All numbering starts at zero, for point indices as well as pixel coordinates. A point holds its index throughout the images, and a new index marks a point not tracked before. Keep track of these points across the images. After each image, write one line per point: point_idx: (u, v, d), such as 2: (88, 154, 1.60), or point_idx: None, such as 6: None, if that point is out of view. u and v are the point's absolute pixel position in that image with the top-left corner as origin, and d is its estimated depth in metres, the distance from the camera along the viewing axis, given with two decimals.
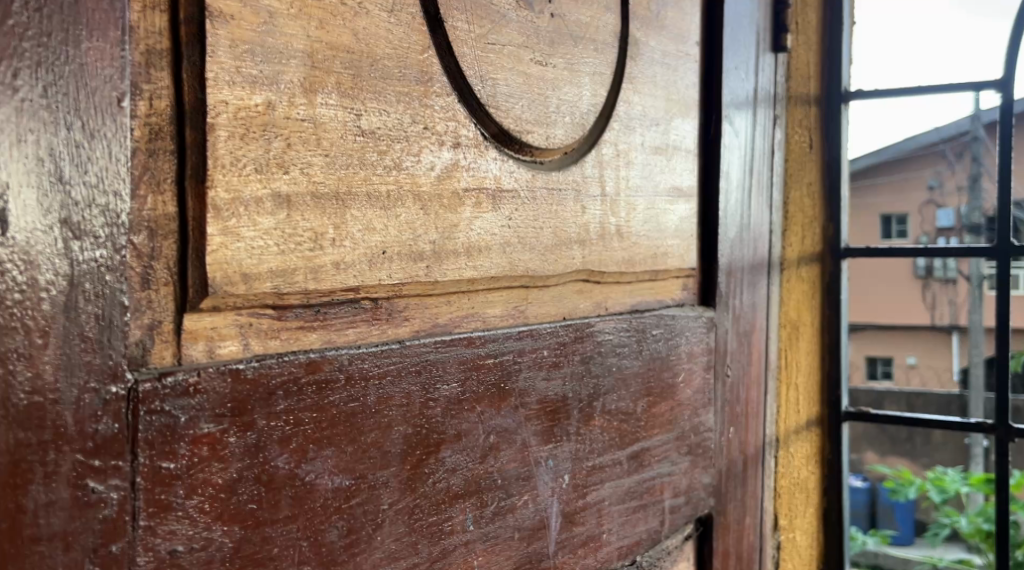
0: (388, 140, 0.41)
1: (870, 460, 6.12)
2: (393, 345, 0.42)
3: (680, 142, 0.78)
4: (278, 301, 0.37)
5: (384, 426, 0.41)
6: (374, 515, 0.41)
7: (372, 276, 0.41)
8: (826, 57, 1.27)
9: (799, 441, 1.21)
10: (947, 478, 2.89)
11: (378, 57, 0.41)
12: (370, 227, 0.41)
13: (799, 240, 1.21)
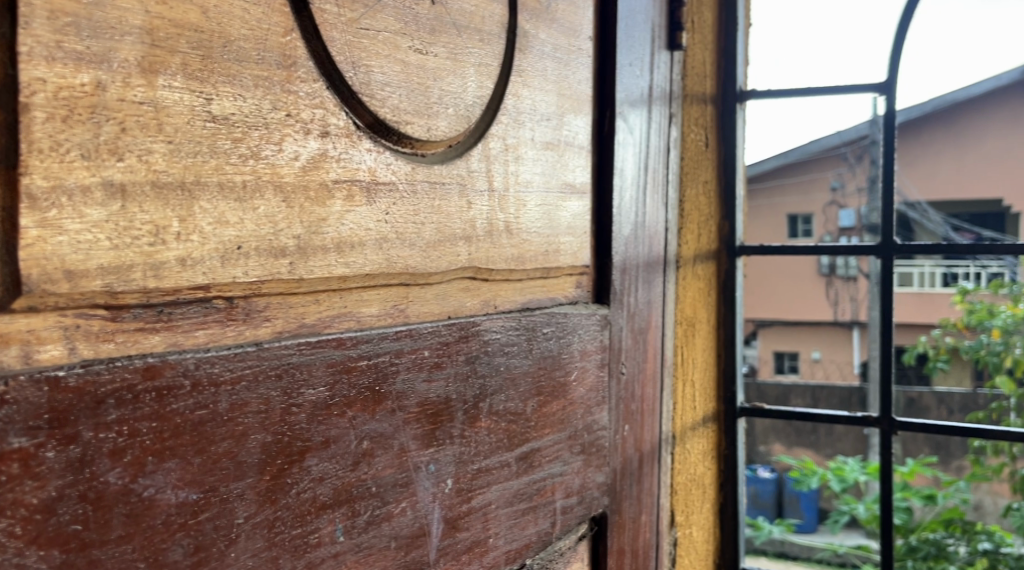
0: (244, 128, 0.39)
1: (777, 452, 6.22)
2: (248, 348, 0.40)
3: (572, 139, 0.78)
4: (111, 301, 0.35)
5: (238, 434, 0.39)
6: (227, 530, 0.39)
7: (225, 273, 0.39)
8: (720, 57, 1.29)
9: (695, 437, 1.22)
10: (846, 468, 3.02)
11: (232, 37, 0.38)
12: (223, 221, 0.38)
13: (695, 237, 1.22)
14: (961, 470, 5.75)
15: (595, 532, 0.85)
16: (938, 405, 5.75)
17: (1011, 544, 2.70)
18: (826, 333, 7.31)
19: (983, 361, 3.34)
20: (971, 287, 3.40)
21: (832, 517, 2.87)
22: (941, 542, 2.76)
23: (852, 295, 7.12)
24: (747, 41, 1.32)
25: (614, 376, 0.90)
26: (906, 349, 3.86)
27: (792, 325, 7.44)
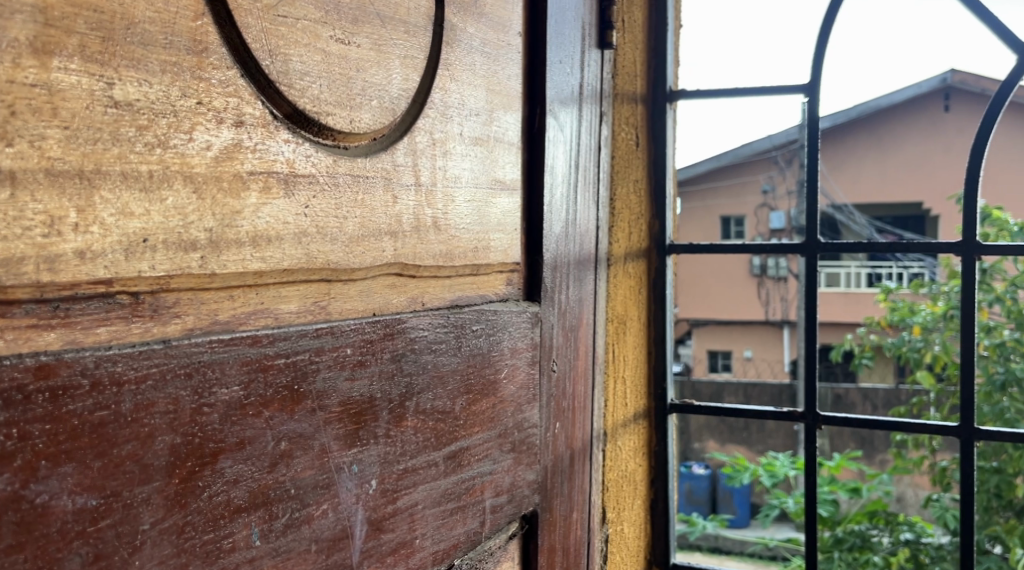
0: (151, 114, 0.38)
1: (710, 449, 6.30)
2: (155, 345, 0.38)
3: (502, 134, 0.77)
4: (1, 295, 0.33)
5: (143, 436, 0.37)
6: (131, 537, 0.37)
7: (129, 268, 0.37)
8: (650, 57, 1.30)
9: (626, 434, 1.23)
10: (777, 464, 3.08)
11: (137, 20, 0.37)
12: (127, 212, 0.37)
13: (626, 235, 1.23)
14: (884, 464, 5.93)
15: (525, 531, 0.85)
16: (863, 401, 5.90)
17: (932, 534, 2.78)
18: (757, 332, 7.44)
19: (903, 358, 3.40)
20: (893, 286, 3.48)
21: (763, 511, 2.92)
22: (866, 533, 2.84)
23: (782, 294, 7.23)
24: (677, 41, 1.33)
25: (545, 374, 0.90)
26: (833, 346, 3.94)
27: (726, 324, 7.55)
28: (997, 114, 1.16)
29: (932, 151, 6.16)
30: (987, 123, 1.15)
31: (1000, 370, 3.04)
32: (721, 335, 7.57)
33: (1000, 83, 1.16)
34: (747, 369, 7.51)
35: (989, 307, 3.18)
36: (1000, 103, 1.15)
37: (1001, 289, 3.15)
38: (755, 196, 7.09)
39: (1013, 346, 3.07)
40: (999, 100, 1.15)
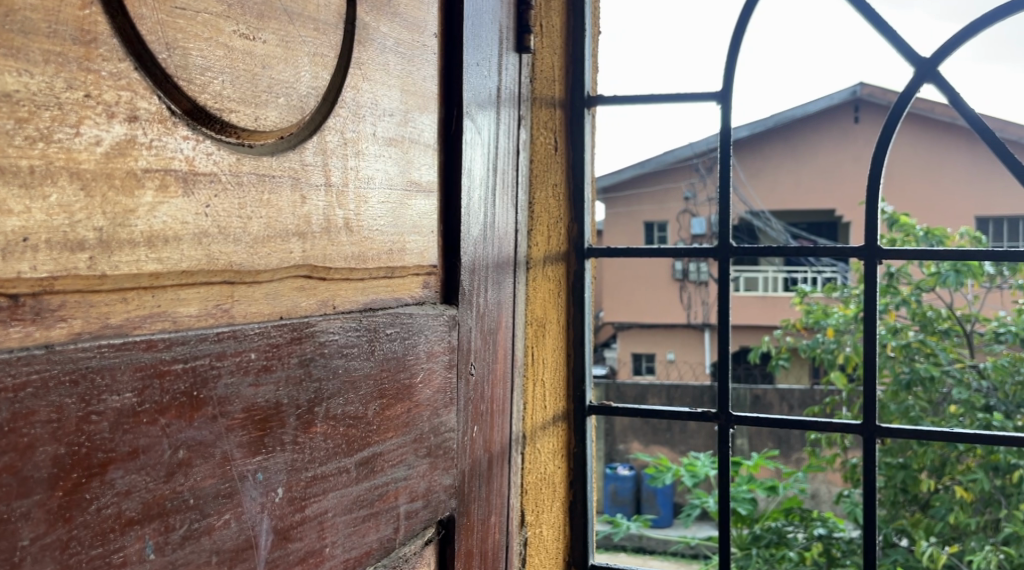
0: (32, 107, 0.36)
1: (635, 450, 6.39)
2: (36, 350, 0.37)
3: (417, 136, 0.76)
4: None
5: (23, 446, 0.36)
6: (10, 553, 0.36)
7: (9, 270, 0.36)
8: (568, 62, 1.31)
9: (545, 436, 1.23)
10: (698, 464, 3.13)
11: (17, 9, 0.36)
12: (5, 209, 0.36)
13: (545, 237, 1.23)
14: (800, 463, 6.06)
15: (442, 536, 0.84)
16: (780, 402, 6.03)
17: (844, 529, 2.86)
18: (679, 335, 7.55)
19: (818, 358, 3.48)
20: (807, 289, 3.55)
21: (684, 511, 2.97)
22: (782, 530, 2.91)
23: (703, 298, 7.39)
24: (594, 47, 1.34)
25: (463, 376, 0.89)
26: (751, 348, 4.01)
27: (650, 327, 7.63)
28: (896, 123, 1.20)
29: (843, 160, 6.44)
30: (887, 130, 1.19)
31: (906, 370, 3.13)
32: (644, 338, 7.67)
33: (899, 93, 1.20)
34: (670, 371, 7.63)
35: (896, 309, 3.27)
36: (899, 111, 1.19)
37: (908, 292, 3.25)
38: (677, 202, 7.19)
39: (918, 347, 3.17)
40: (899, 108, 1.18)
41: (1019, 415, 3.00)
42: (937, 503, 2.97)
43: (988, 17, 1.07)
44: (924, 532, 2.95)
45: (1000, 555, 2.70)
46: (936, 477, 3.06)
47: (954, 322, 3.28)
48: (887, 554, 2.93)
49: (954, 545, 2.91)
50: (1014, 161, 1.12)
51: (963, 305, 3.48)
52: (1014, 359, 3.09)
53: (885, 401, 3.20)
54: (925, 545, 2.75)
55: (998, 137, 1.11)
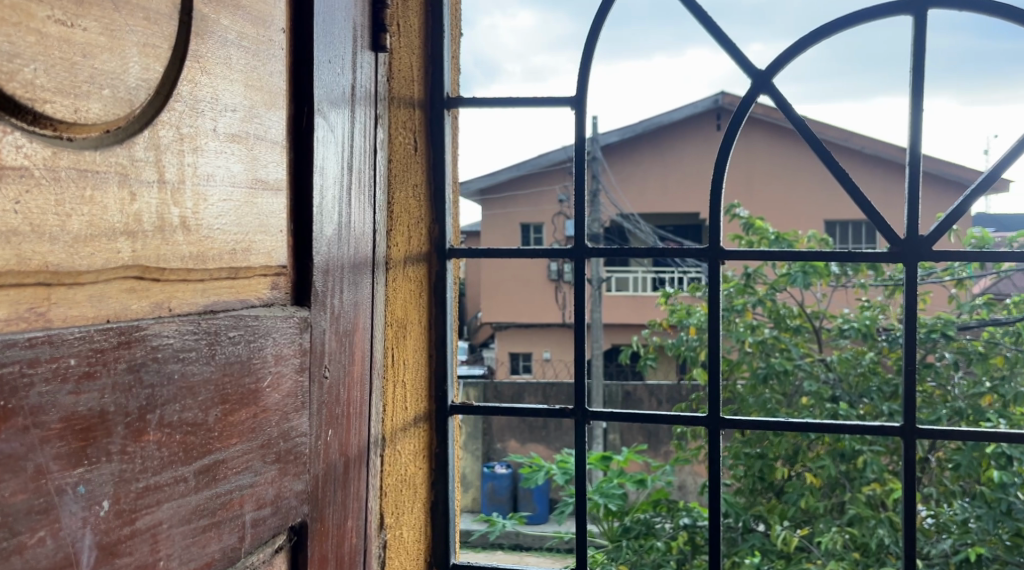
0: None
1: (512, 448, 6.44)
2: None
3: (263, 133, 0.74)
4: None
5: None
6: None
7: None
8: (428, 63, 1.31)
9: (405, 438, 1.21)
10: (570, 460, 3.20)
11: None
12: None
13: (405, 238, 1.21)
14: (668, 454, 6.17)
15: (294, 544, 0.82)
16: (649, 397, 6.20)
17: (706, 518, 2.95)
18: (555, 334, 7.67)
19: (683, 356, 3.57)
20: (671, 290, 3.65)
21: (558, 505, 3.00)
22: (650, 521, 2.98)
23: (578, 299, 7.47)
24: (454, 48, 1.35)
25: (314, 380, 0.87)
26: (622, 347, 4.08)
27: (526, 327, 7.73)
28: (736, 131, 1.25)
29: None
30: (728, 139, 1.24)
31: (763, 364, 3.25)
32: (520, 338, 7.73)
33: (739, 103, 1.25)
34: (546, 369, 7.73)
35: (754, 308, 3.41)
36: (739, 120, 1.24)
37: (763, 291, 3.38)
38: (552, 205, 7.26)
39: (773, 343, 3.30)
40: (739, 116, 1.23)
41: (862, 404, 3.16)
42: (789, 489, 3.10)
43: (818, 33, 1.14)
44: (778, 517, 3.06)
45: (845, 536, 2.83)
46: (790, 464, 3.20)
47: (804, 319, 3.45)
48: (745, 540, 3.03)
49: (805, 529, 3.04)
50: (842, 170, 1.19)
51: (812, 303, 3.64)
52: (856, 353, 3.26)
53: (744, 395, 3.33)
54: (779, 529, 2.87)
55: (826, 149, 1.18)
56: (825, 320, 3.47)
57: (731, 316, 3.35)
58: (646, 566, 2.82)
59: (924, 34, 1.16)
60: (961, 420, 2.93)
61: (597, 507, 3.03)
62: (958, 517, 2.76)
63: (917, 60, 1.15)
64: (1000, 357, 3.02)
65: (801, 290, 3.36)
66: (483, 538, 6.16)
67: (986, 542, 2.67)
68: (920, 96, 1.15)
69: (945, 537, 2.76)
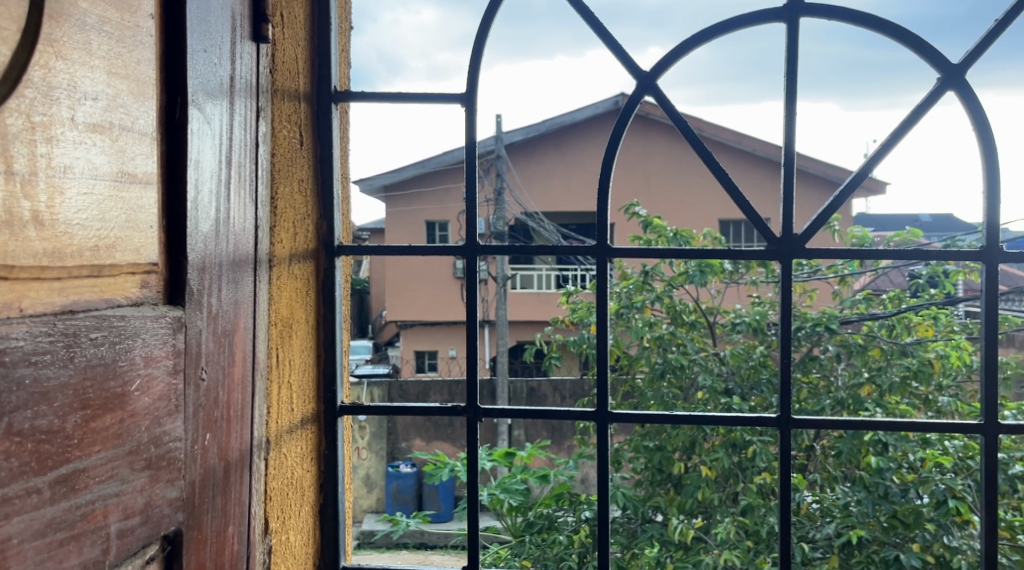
0: None
1: (416, 447, 6.37)
2: None
3: (130, 122, 0.71)
4: None
5: None
6: None
7: None
8: (314, 57, 1.28)
9: (290, 441, 1.18)
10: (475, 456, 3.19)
11: None
12: None
13: (289, 235, 1.18)
14: (571, 449, 6.22)
15: (167, 554, 0.78)
16: (553, 393, 6.24)
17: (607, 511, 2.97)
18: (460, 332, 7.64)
19: (586, 352, 3.61)
20: (575, 289, 3.67)
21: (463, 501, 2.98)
22: (552, 515, 3.00)
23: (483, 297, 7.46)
24: (340, 41, 1.32)
25: (188, 383, 0.84)
26: (528, 344, 4.07)
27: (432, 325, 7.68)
28: (621, 133, 1.26)
29: None
30: (614, 139, 1.25)
31: (660, 359, 3.30)
32: (426, 336, 7.67)
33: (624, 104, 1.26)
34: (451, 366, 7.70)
35: (651, 304, 3.43)
36: (624, 122, 1.25)
37: (661, 288, 3.43)
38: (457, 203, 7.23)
39: (670, 338, 3.33)
40: (625, 118, 1.24)
41: (753, 396, 3.27)
42: (687, 482, 3.12)
43: (699, 35, 1.16)
44: (676, 509, 3.10)
45: (737, 523, 2.91)
46: (687, 455, 3.23)
47: (699, 315, 3.50)
48: (644, 531, 3.09)
49: (701, 520, 3.09)
50: (722, 170, 1.21)
51: (708, 301, 3.71)
52: (746, 347, 3.36)
53: (643, 389, 3.36)
54: (677, 521, 2.91)
55: (707, 149, 1.20)
56: (718, 315, 3.55)
57: (630, 313, 3.39)
58: (550, 559, 2.85)
59: (797, 41, 1.19)
60: (842, 410, 3.03)
61: (500, 503, 3.02)
62: (840, 501, 2.86)
63: (791, 65, 1.18)
64: (877, 349, 3.16)
65: (697, 286, 3.41)
66: (386, 539, 6.10)
67: (866, 524, 2.77)
68: (793, 100, 1.18)
69: (827, 521, 2.86)
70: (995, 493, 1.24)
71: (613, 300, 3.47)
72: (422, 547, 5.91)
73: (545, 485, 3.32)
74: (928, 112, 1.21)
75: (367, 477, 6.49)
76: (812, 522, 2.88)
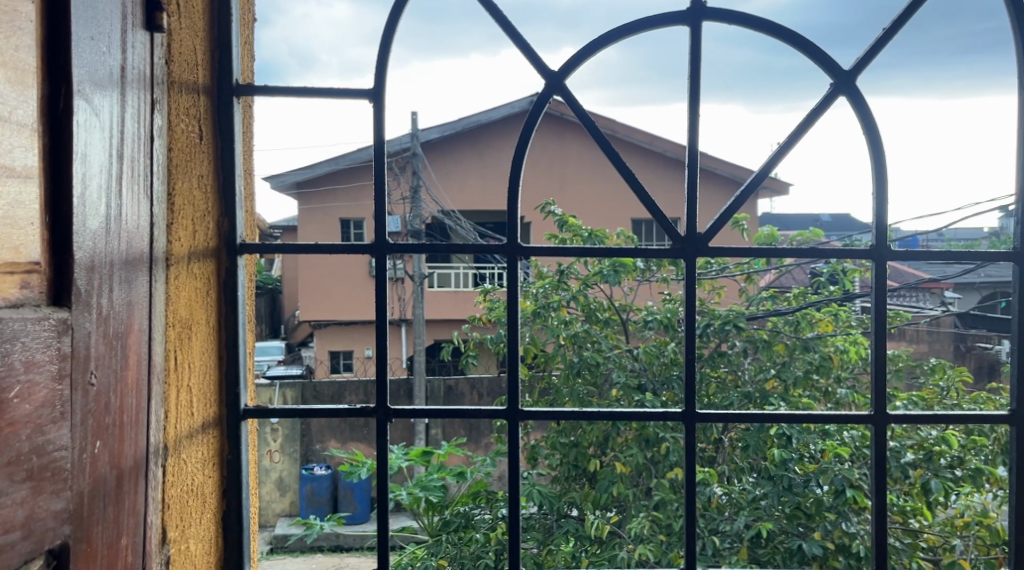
0: None
1: (331, 448, 6.28)
2: None
3: (6, 113, 0.76)
4: None
5: None
6: None
7: None
8: (214, 50, 1.23)
9: (190, 447, 1.13)
10: (391, 456, 3.13)
11: None
12: None
13: (187, 233, 1.13)
14: (489, 447, 6.19)
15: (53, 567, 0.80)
16: (470, 391, 6.23)
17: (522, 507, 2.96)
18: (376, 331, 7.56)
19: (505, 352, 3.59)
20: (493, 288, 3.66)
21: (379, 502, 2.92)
22: (468, 514, 2.97)
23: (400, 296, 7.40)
24: (243, 36, 1.27)
25: (73, 388, 0.81)
26: (447, 343, 4.02)
27: (347, 325, 7.55)
28: (530, 135, 1.25)
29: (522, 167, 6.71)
30: (523, 140, 1.24)
31: (576, 356, 3.31)
32: (340, 336, 7.57)
33: (532, 106, 1.25)
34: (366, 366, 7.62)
35: (568, 303, 3.46)
36: (532, 125, 1.24)
37: (576, 287, 3.44)
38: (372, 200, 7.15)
39: (585, 336, 3.37)
40: (533, 120, 1.23)
41: (665, 391, 3.29)
42: (601, 478, 3.13)
43: (607, 36, 1.17)
44: (591, 504, 3.11)
45: (651, 519, 2.91)
46: (602, 451, 3.25)
47: (612, 312, 3.52)
48: (560, 526, 3.09)
49: (615, 515, 3.09)
50: (628, 169, 1.21)
51: (623, 298, 3.73)
52: (659, 343, 3.38)
53: (558, 385, 3.36)
54: (593, 517, 2.91)
55: (615, 151, 1.20)
56: (632, 313, 3.58)
57: (546, 312, 3.38)
58: (465, 558, 2.81)
59: (700, 45, 1.20)
60: (749, 404, 3.08)
61: (418, 501, 3.03)
62: (747, 493, 2.88)
63: (694, 69, 1.19)
64: (781, 344, 3.23)
65: (612, 285, 3.44)
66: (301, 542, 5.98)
67: (772, 515, 2.82)
68: (697, 101, 1.19)
69: (735, 513, 2.90)
70: (884, 483, 1.27)
71: (530, 300, 3.46)
72: (338, 549, 5.81)
73: (462, 483, 3.28)
74: (821, 119, 1.23)
75: (281, 480, 6.31)
76: (721, 514, 2.91)
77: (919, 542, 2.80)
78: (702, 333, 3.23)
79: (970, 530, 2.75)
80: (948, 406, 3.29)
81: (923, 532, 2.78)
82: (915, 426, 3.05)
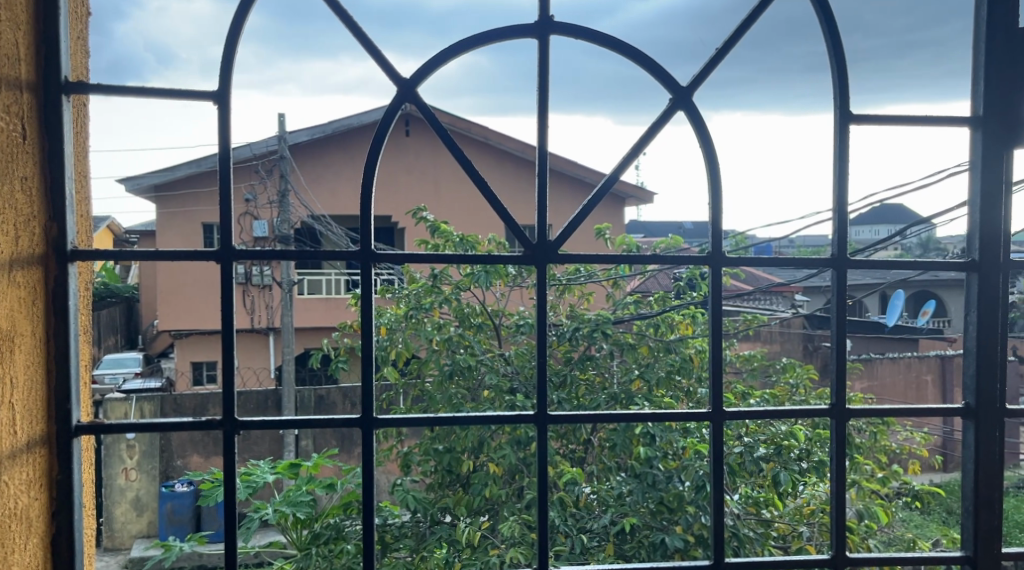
0: None
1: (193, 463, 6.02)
2: None
3: None
4: None
5: None
6: None
7: None
8: (41, 45, 1.15)
9: (10, 467, 1.06)
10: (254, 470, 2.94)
11: None
12: None
13: (7, 239, 1.06)
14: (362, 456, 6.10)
15: None
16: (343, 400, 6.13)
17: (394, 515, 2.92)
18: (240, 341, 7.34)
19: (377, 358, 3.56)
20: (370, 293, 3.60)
21: (249, 520, 2.78)
22: (339, 525, 2.93)
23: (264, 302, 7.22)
24: (72, 32, 1.20)
25: None
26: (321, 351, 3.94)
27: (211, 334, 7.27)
28: (382, 142, 1.23)
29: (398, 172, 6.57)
30: (377, 147, 1.21)
31: (448, 361, 3.29)
32: (203, 346, 7.29)
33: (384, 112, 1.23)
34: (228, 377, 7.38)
35: (440, 307, 3.44)
36: (383, 132, 1.22)
37: (449, 292, 3.42)
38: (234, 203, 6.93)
39: (457, 340, 3.35)
40: (385, 125, 1.21)
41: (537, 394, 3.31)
42: (473, 481, 3.12)
43: (455, 45, 1.17)
44: (464, 509, 3.09)
45: (523, 521, 2.93)
46: (477, 454, 3.23)
47: (486, 318, 3.50)
48: (432, 533, 3.06)
49: (487, 518, 3.10)
50: (481, 176, 1.20)
51: (494, 302, 3.73)
52: (530, 347, 3.40)
53: (431, 392, 3.32)
54: (464, 523, 2.90)
55: (469, 160, 1.19)
56: (505, 317, 3.56)
57: (419, 315, 3.37)
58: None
59: (549, 56, 1.21)
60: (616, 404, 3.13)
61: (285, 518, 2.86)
62: (614, 491, 2.96)
63: (543, 78, 1.20)
64: (645, 346, 3.32)
65: (483, 290, 3.43)
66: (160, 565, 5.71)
67: (637, 511, 2.89)
68: (547, 110, 1.20)
69: (603, 511, 2.95)
70: (728, 478, 1.31)
71: (403, 303, 3.44)
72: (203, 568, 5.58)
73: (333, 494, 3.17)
74: (662, 131, 1.27)
75: (138, 499, 6.00)
76: (590, 513, 2.95)
77: (770, 530, 2.94)
78: (571, 337, 3.26)
79: (814, 517, 2.91)
80: (797, 402, 3.45)
81: (773, 521, 2.91)
82: (767, 422, 3.17)
